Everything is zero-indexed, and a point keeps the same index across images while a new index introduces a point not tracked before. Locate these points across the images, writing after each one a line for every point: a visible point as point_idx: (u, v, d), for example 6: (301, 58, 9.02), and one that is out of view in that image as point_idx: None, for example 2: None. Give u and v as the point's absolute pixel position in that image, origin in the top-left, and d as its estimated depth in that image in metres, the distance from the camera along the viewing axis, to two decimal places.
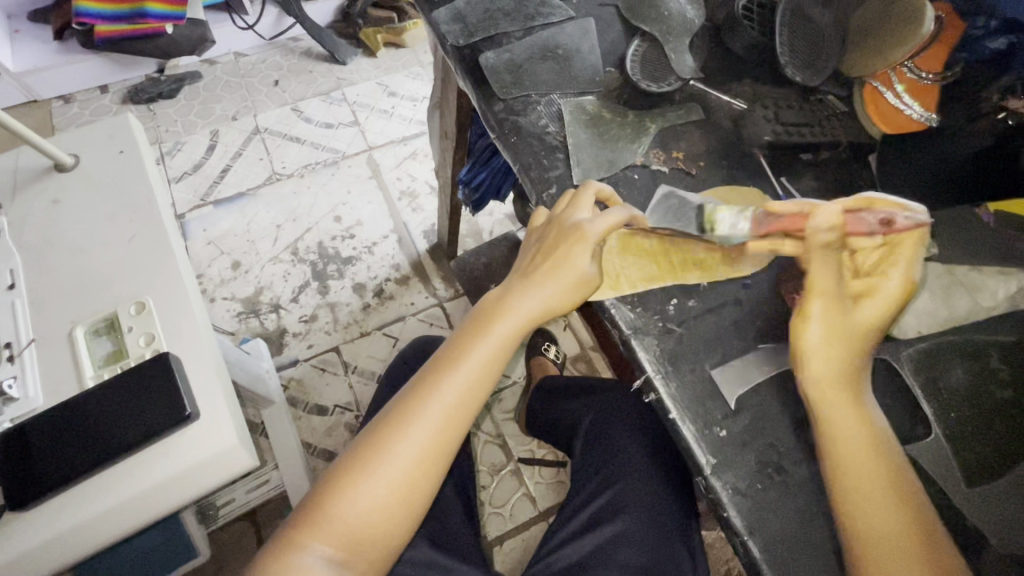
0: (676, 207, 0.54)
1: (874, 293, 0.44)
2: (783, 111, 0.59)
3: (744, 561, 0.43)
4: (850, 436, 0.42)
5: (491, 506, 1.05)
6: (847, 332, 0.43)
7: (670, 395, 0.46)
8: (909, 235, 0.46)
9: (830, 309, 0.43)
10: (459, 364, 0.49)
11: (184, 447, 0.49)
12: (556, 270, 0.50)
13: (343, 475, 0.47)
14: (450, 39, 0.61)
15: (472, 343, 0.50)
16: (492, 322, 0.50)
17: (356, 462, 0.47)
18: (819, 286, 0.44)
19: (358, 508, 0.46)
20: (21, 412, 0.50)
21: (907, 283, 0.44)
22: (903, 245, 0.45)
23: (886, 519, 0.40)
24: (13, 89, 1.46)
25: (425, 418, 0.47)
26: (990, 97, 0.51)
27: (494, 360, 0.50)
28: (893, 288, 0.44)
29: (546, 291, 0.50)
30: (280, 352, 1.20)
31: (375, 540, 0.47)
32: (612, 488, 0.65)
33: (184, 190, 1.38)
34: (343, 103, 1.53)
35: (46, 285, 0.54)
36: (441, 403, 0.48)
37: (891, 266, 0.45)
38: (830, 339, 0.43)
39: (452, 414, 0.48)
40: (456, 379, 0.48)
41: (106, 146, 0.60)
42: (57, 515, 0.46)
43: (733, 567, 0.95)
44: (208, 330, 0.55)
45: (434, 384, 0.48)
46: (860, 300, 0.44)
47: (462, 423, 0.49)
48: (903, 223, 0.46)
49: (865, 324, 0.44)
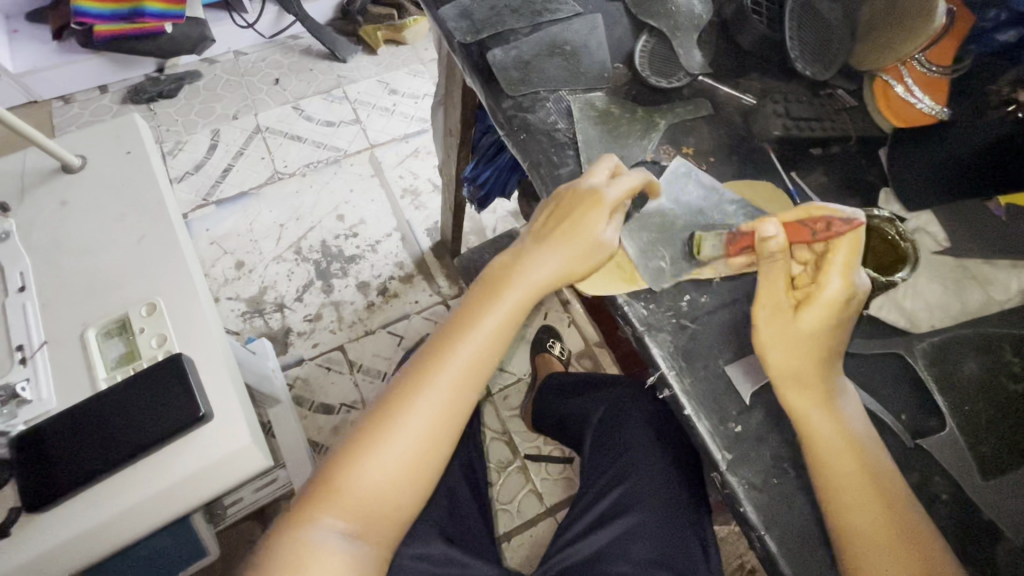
0: (686, 185, 0.54)
1: (812, 300, 0.43)
2: (793, 105, 0.59)
3: (760, 556, 0.43)
4: (828, 435, 0.42)
5: (499, 502, 1.06)
6: (789, 339, 0.44)
7: (684, 392, 0.47)
8: (844, 238, 0.43)
9: (768, 317, 0.45)
10: (469, 334, 0.49)
11: (199, 447, 0.49)
12: (565, 239, 0.50)
13: (354, 447, 0.47)
14: (457, 36, 0.61)
15: (481, 313, 0.49)
16: (502, 291, 0.50)
17: (367, 435, 0.47)
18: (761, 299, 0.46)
19: (368, 479, 0.46)
20: (34, 415, 0.50)
21: (845, 289, 0.42)
22: (839, 249, 0.43)
23: (869, 522, 0.40)
24: (12, 90, 1.46)
25: (435, 389, 0.47)
26: (999, 90, 0.51)
27: (503, 332, 0.50)
28: (831, 295, 0.42)
29: (557, 258, 0.50)
30: (285, 351, 1.20)
31: (388, 512, 0.47)
32: (625, 483, 0.66)
33: (186, 190, 1.37)
34: (344, 101, 1.53)
35: (56, 287, 0.54)
36: (450, 374, 0.48)
37: (828, 271, 0.43)
38: (785, 348, 0.44)
39: (462, 385, 0.48)
40: (465, 350, 0.48)
41: (112, 148, 0.60)
42: (73, 517, 0.47)
43: (745, 561, 0.95)
44: (219, 331, 0.55)
45: (445, 354, 0.48)
46: (800, 309, 0.44)
47: (468, 395, 0.49)
48: (839, 227, 0.43)
49: (805, 333, 0.43)
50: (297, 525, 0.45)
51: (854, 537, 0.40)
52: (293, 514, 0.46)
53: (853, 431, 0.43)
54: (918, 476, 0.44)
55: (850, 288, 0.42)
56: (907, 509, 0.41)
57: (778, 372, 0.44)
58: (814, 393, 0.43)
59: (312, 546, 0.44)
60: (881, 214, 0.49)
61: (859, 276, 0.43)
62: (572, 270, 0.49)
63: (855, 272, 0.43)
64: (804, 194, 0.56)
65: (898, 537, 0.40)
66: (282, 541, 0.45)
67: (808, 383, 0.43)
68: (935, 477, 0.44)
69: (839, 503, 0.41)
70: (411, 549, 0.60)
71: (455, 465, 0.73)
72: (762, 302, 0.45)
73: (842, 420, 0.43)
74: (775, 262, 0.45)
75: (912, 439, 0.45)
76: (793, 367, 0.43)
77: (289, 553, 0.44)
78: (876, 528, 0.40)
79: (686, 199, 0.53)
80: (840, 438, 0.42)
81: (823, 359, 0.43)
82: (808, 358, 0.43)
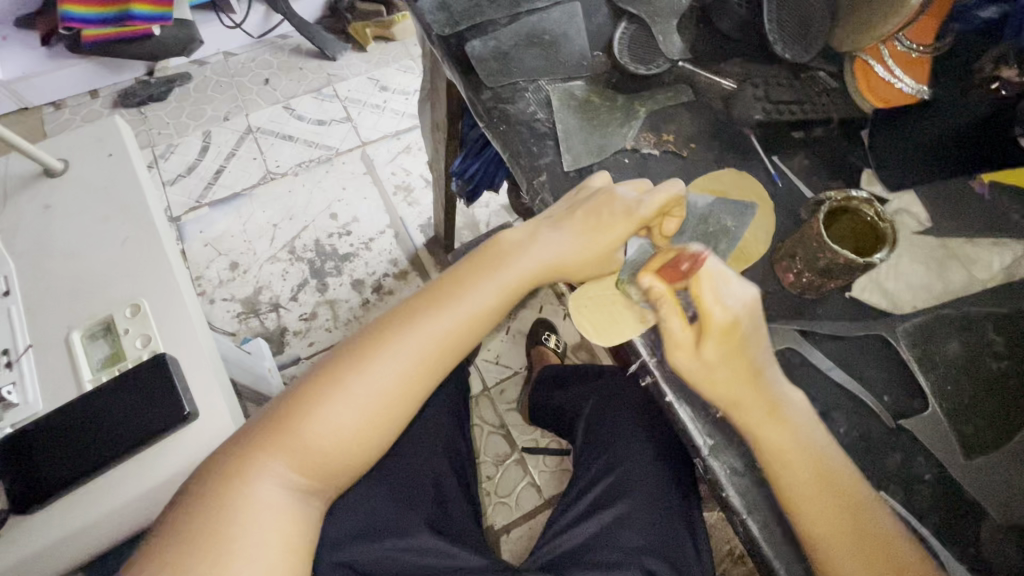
0: None
1: (706, 332, 0.42)
2: (773, 89, 0.57)
3: (744, 540, 0.43)
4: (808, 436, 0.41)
5: (496, 496, 1.06)
6: (703, 375, 0.42)
7: (665, 378, 0.46)
8: (700, 271, 0.42)
9: (681, 359, 0.43)
10: (457, 298, 0.48)
11: (187, 445, 0.50)
12: (582, 236, 0.48)
13: (310, 395, 0.45)
14: (435, 29, 0.60)
15: (471, 283, 0.48)
16: (498, 266, 0.49)
17: (327, 381, 0.46)
18: (671, 343, 0.43)
19: (324, 430, 0.45)
20: (21, 417, 0.51)
21: (729, 314, 0.42)
22: (703, 280, 0.42)
23: (853, 522, 0.40)
24: (4, 97, 1.46)
25: (406, 347, 0.46)
26: (982, 67, 0.52)
27: (489, 310, 0.48)
28: (720, 322, 0.42)
29: (563, 245, 0.49)
30: (281, 350, 1.21)
31: (335, 466, 0.46)
32: (617, 470, 0.66)
33: (179, 193, 1.37)
34: (335, 99, 1.53)
35: (40, 291, 0.54)
36: (427, 334, 0.47)
37: (703, 301, 0.42)
38: (711, 380, 0.42)
39: (436, 346, 0.47)
40: (444, 318, 0.47)
41: (95, 151, 0.60)
42: (59, 518, 0.47)
43: (736, 548, 0.95)
44: (206, 331, 0.55)
45: (423, 315, 0.47)
46: (701, 340, 0.42)
47: (442, 361, 0.47)
48: (688, 265, 0.42)
49: (715, 362, 0.42)
50: (239, 462, 0.44)
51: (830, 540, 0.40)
52: (234, 451, 0.45)
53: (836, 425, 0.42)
54: (902, 457, 0.44)
55: (731, 313, 0.42)
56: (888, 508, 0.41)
57: (720, 402, 0.43)
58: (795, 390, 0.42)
59: (255, 492, 0.43)
60: (860, 195, 0.48)
61: (734, 295, 0.42)
62: (576, 266, 0.49)
63: (726, 291, 0.42)
64: (786, 177, 0.56)
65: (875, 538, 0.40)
66: (217, 476, 0.43)
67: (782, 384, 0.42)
68: (919, 457, 0.44)
69: (823, 496, 0.40)
70: (400, 542, 0.60)
71: (446, 458, 0.74)
72: (667, 344, 0.43)
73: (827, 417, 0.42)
74: (665, 308, 0.43)
75: (895, 420, 0.45)
76: (731, 394, 0.42)
77: (225, 492, 0.42)
78: (857, 531, 0.40)
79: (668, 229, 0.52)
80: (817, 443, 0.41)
81: (750, 375, 0.42)
82: (731, 379, 0.42)
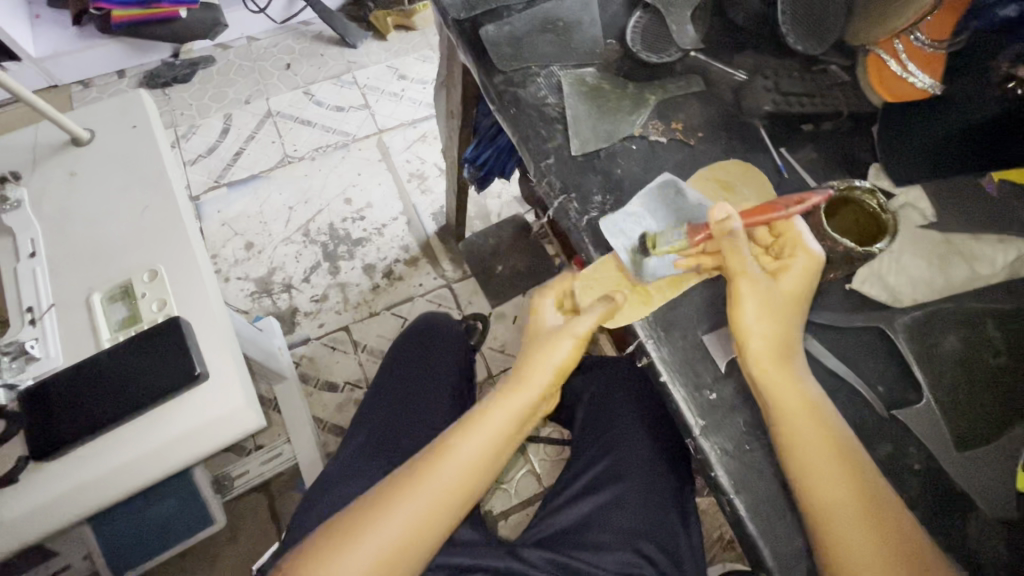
0: (675, 196, 0.53)
1: (786, 270, 0.45)
2: (783, 80, 0.58)
3: (730, 521, 0.44)
4: (799, 420, 0.42)
5: (496, 481, 1.07)
6: (770, 301, 0.45)
7: (661, 359, 0.47)
8: (790, 218, 0.47)
9: (751, 286, 0.45)
10: (455, 449, 0.49)
11: (198, 405, 0.51)
12: (537, 370, 0.50)
13: (338, 536, 0.46)
14: (451, 13, 0.61)
15: (464, 434, 0.49)
16: (482, 417, 0.50)
17: (353, 524, 0.46)
18: (737, 271, 0.45)
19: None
20: (42, 370, 0.53)
21: (814, 260, 0.45)
22: (791, 226, 0.46)
23: (835, 493, 0.41)
24: (36, 74, 1.50)
25: (420, 495, 0.47)
26: (999, 66, 0.50)
27: (481, 456, 0.49)
28: (802, 263, 0.45)
29: (526, 379, 0.50)
30: (292, 330, 1.23)
31: None
32: (611, 455, 0.67)
33: (199, 173, 1.41)
34: (354, 86, 1.55)
35: (63, 252, 0.57)
36: (437, 484, 0.47)
37: (792, 243, 0.46)
38: (774, 317, 0.45)
39: (446, 488, 0.48)
40: (446, 468, 0.48)
41: (120, 122, 0.62)
42: (75, 467, 0.49)
43: (725, 534, 0.96)
44: (219, 298, 0.57)
45: (427, 464, 0.48)
46: (775, 276, 0.46)
47: (452, 506, 0.48)
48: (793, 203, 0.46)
49: (785, 298, 0.45)
50: None
51: (826, 518, 0.40)
52: None
53: (818, 406, 0.43)
54: (892, 446, 0.45)
55: (815, 259, 0.45)
56: (871, 478, 0.41)
57: (762, 341, 0.44)
58: (779, 370, 0.44)
59: None
60: (862, 185, 0.47)
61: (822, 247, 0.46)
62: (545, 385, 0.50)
63: (810, 238, 0.46)
64: (792, 169, 0.56)
65: (857, 507, 0.40)
66: None
67: (784, 354, 0.44)
68: (908, 448, 0.44)
69: (804, 472, 0.41)
70: None
71: None
72: (735, 274, 0.46)
73: (804, 393, 0.43)
74: (734, 236, 0.46)
75: (887, 410, 0.46)
76: (777, 334, 0.44)
77: None
78: (846, 504, 0.40)
79: (669, 215, 0.53)
80: (802, 413, 0.42)
81: (799, 315, 0.46)
82: (782, 324, 0.45)
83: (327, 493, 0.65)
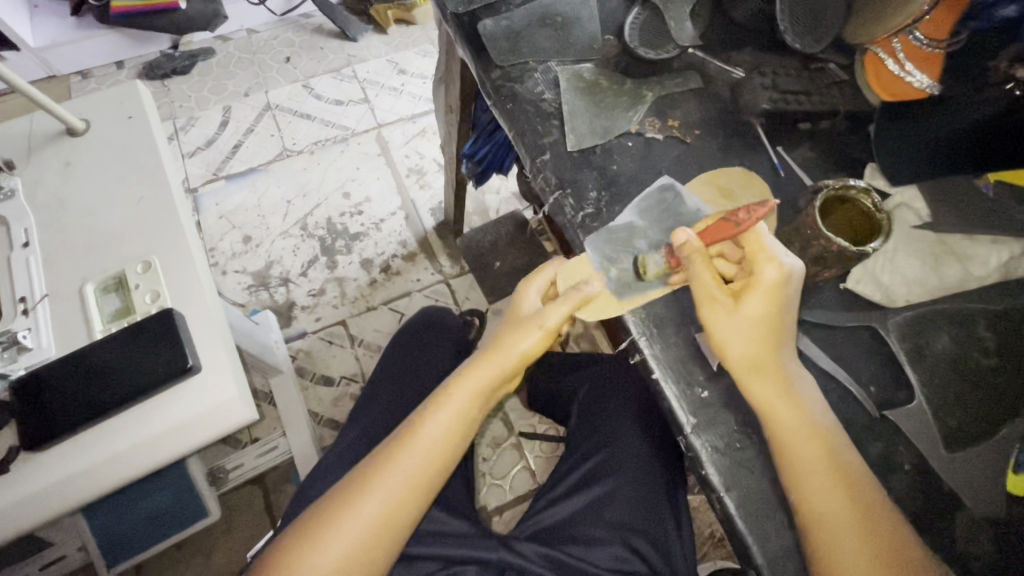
0: (671, 202, 0.53)
1: (752, 287, 0.45)
2: (781, 78, 0.58)
3: (720, 518, 0.44)
4: (789, 424, 0.43)
5: (491, 477, 1.08)
6: (740, 329, 0.44)
7: (655, 356, 0.47)
8: (752, 232, 0.47)
9: (717, 311, 0.45)
10: (421, 432, 0.49)
11: (189, 397, 0.51)
12: (504, 352, 0.51)
13: (312, 528, 0.46)
14: (449, 6, 0.60)
15: (430, 416, 0.50)
16: (448, 398, 0.50)
17: (326, 515, 0.47)
18: (704, 295, 0.46)
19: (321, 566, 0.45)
20: (34, 361, 0.53)
21: (781, 274, 0.45)
22: (751, 241, 0.46)
23: (825, 498, 0.41)
24: (34, 64, 1.49)
25: (389, 481, 0.47)
26: (998, 67, 0.50)
27: (449, 438, 0.49)
28: (768, 279, 0.45)
29: (492, 361, 0.51)
30: (289, 324, 1.23)
31: None
32: (604, 451, 0.67)
33: (198, 165, 1.40)
34: (353, 80, 1.54)
35: (57, 243, 0.57)
36: (404, 469, 0.48)
37: (757, 259, 0.45)
38: (747, 338, 0.44)
39: (415, 475, 0.48)
40: (414, 453, 0.48)
41: (115, 113, 0.62)
42: (66, 457, 0.49)
43: (716, 530, 0.96)
44: (212, 290, 0.56)
45: (396, 450, 0.49)
46: (740, 297, 0.45)
47: (421, 491, 0.48)
48: (746, 217, 0.47)
49: (755, 317, 0.44)
50: None
51: (817, 524, 0.40)
52: None
53: (811, 415, 0.43)
54: (882, 445, 0.45)
55: (782, 273, 0.45)
56: (861, 483, 0.42)
57: (740, 363, 0.44)
58: (771, 383, 0.44)
59: None
60: (858, 184, 0.47)
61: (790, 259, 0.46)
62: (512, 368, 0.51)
63: (776, 250, 0.46)
64: (789, 167, 0.56)
65: (849, 512, 0.40)
66: None
67: (766, 368, 0.44)
68: (899, 447, 0.44)
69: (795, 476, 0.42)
70: None
71: None
72: (703, 300, 0.46)
73: (797, 403, 0.43)
74: (697, 260, 0.46)
75: (879, 410, 0.46)
76: (750, 354, 0.44)
77: None
78: (837, 509, 0.40)
79: (662, 220, 0.52)
80: (795, 420, 0.43)
81: (777, 334, 0.45)
82: (756, 343, 0.44)
83: (320, 486, 0.65)
